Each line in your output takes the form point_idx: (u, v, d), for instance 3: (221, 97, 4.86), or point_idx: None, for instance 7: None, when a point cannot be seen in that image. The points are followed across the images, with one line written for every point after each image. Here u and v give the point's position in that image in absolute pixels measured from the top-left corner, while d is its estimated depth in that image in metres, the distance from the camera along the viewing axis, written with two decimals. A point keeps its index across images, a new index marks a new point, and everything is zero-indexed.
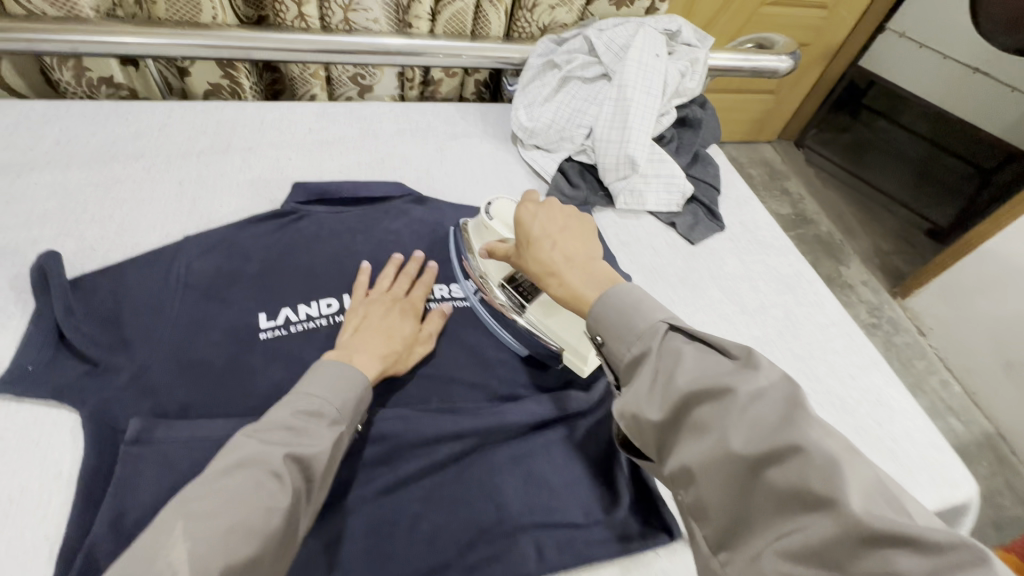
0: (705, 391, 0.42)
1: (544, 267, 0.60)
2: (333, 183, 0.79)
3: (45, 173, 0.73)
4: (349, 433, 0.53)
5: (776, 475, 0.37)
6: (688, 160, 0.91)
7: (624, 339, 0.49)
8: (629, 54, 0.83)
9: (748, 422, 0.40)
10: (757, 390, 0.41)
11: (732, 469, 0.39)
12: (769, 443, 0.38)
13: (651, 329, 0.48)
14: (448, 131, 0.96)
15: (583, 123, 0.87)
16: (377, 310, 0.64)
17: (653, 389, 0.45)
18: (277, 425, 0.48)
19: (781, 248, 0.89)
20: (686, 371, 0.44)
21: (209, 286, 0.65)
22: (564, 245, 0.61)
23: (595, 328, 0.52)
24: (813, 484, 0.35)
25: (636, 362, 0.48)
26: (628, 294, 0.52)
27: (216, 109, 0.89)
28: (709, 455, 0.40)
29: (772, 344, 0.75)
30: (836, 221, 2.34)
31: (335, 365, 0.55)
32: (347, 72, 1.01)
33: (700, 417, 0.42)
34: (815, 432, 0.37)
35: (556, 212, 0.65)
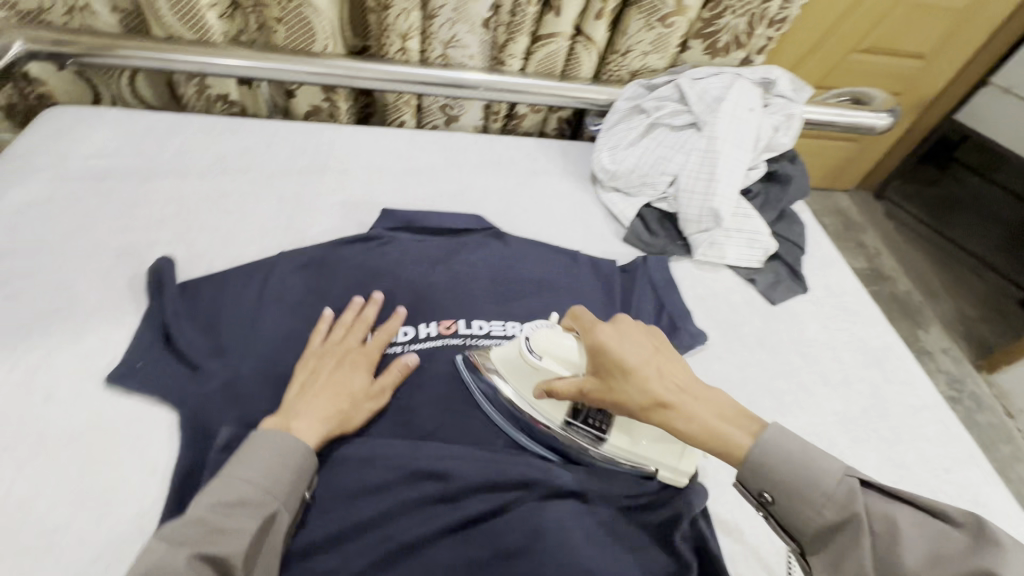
0: (824, 503, 0.47)
1: (648, 410, 0.52)
2: (418, 212, 0.82)
3: (165, 181, 0.80)
4: (280, 518, 0.51)
5: (900, 561, 0.42)
6: (774, 216, 0.88)
7: (770, 481, 0.49)
8: (721, 107, 0.82)
9: (831, 505, 0.46)
10: (827, 477, 0.47)
11: (827, 540, 0.47)
12: (842, 520, 0.46)
13: (764, 453, 0.49)
14: (529, 166, 0.97)
15: (667, 171, 0.86)
16: (320, 364, 0.62)
17: (807, 518, 0.47)
18: (194, 520, 0.46)
19: (868, 317, 0.84)
20: (816, 502, 0.47)
21: (297, 300, 0.68)
22: (664, 366, 0.54)
23: (752, 483, 0.50)
24: (907, 556, 0.42)
25: (788, 502, 0.48)
26: (787, 442, 0.49)
27: (316, 131, 0.94)
28: (836, 550, 0.46)
29: (855, 422, 0.70)
30: (916, 281, 2.18)
31: (271, 438, 0.54)
32: (438, 102, 1.05)
33: (812, 523, 0.47)
34: (878, 504, 0.46)
35: (627, 326, 0.57)
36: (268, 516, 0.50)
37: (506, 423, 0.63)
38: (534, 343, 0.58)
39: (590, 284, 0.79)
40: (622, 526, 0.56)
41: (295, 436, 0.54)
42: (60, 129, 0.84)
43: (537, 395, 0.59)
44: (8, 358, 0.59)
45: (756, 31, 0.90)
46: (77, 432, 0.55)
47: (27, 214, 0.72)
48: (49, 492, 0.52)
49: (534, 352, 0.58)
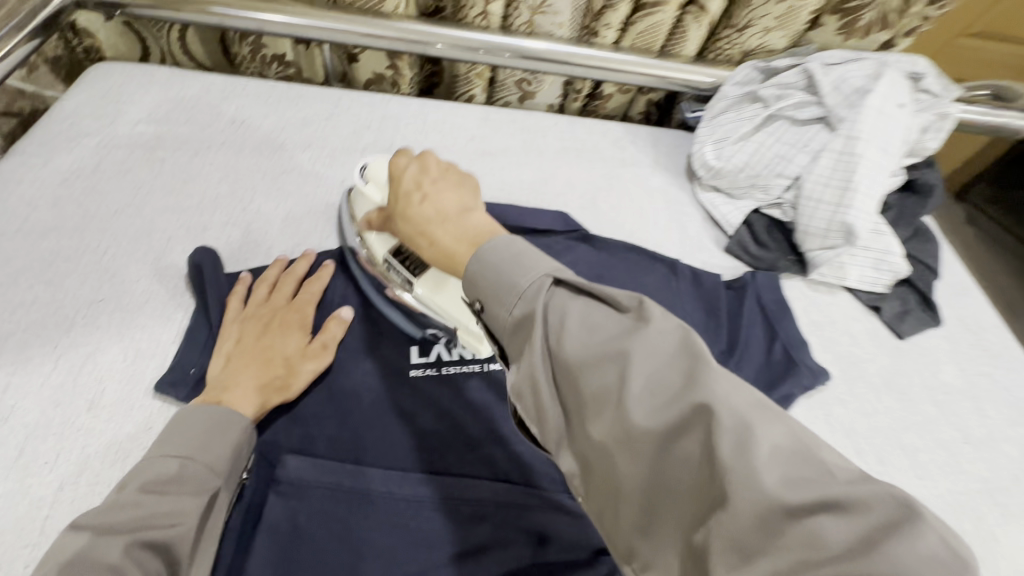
0: (601, 360, 0.34)
1: (415, 227, 0.49)
2: (497, 205, 0.71)
3: (219, 154, 0.72)
4: (224, 493, 0.46)
5: (709, 449, 0.29)
6: (907, 233, 0.75)
7: (504, 303, 0.38)
8: (867, 100, 0.68)
9: (606, 354, 0.34)
10: (675, 340, 0.33)
11: (618, 442, 0.32)
12: (670, 416, 0.31)
13: (534, 285, 0.38)
14: (617, 156, 0.86)
15: (785, 173, 0.74)
16: (252, 332, 0.55)
17: (544, 352, 0.36)
18: (124, 505, 0.41)
19: (1013, 361, 0.71)
20: (576, 334, 0.35)
21: (363, 304, 0.60)
22: (432, 194, 0.50)
23: (472, 293, 0.41)
24: (763, 473, 0.27)
25: (520, 326, 0.38)
26: (507, 247, 0.41)
27: (382, 103, 0.84)
28: (608, 417, 0.32)
29: (1004, 492, 0.59)
30: (996, 298, 1.97)
31: (189, 415, 0.47)
32: (514, 76, 0.93)
33: (604, 390, 0.33)
34: (720, 391, 0.30)
35: (432, 162, 0.53)
36: (208, 497, 0.44)
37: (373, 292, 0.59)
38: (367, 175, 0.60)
39: (691, 301, 0.68)
40: None
41: (228, 414, 0.47)
42: (107, 88, 0.76)
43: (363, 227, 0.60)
44: (50, 355, 0.52)
45: (911, 9, 0.75)
46: (120, 446, 0.48)
47: (71, 186, 0.65)
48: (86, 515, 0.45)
49: (364, 181, 0.61)
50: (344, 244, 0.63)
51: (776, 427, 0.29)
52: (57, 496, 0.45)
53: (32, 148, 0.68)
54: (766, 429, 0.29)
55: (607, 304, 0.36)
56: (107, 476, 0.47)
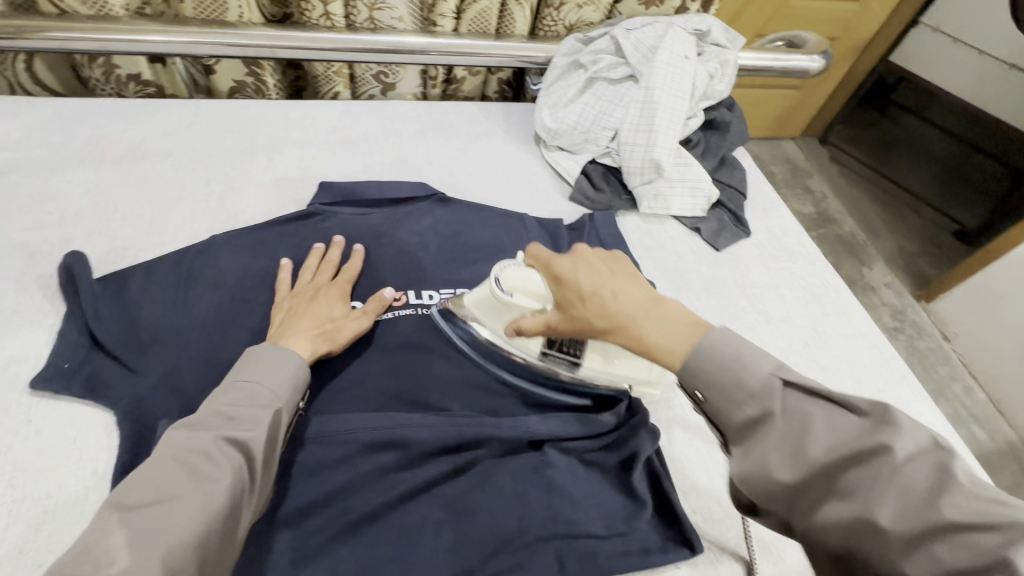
0: (846, 459, 0.39)
1: (608, 321, 0.49)
2: (358, 184, 0.79)
3: (77, 171, 0.75)
4: (290, 416, 0.52)
5: (938, 550, 0.35)
6: (715, 163, 0.90)
7: (732, 400, 0.44)
8: (657, 55, 0.82)
9: (856, 454, 0.39)
10: (904, 455, 0.38)
11: (867, 530, 0.38)
12: (823, 457, 0.40)
13: (765, 386, 0.43)
14: (471, 131, 0.95)
15: (608, 125, 0.86)
16: (303, 303, 0.63)
17: (784, 456, 0.42)
18: (215, 415, 0.49)
19: (808, 255, 0.87)
20: (821, 439, 0.41)
21: (235, 285, 0.66)
22: (620, 288, 0.51)
23: (693, 383, 0.46)
24: (946, 498, 0.36)
25: (751, 426, 0.43)
26: (725, 344, 0.46)
27: (242, 108, 0.89)
28: (851, 511, 0.39)
29: (796, 355, 0.74)
30: (859, 221, 2.21)
31: (259, 355, 0.55)
32: (371, 70, 1.00)
33: (849, 483, 0.39)
34: (906, 446, 0.38)
35: (588, 254, 0.53)
36: (274, 415, 0.51)
37: (484, 360, 0.65)
38: (503, 282, 0.59)
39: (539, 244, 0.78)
40: (583, 474, 0.58)
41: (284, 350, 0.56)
42: None
43: (509, 333, 0.58)
44: None
45: None
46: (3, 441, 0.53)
47: None
48: None
49: (506, 292, 0.58)
50: (215, 235, 0.70)
51: (924, 458, 0.38)
52: None
53: None
54: (914, 471, 0.38)
55: (847, 410, 0.42)
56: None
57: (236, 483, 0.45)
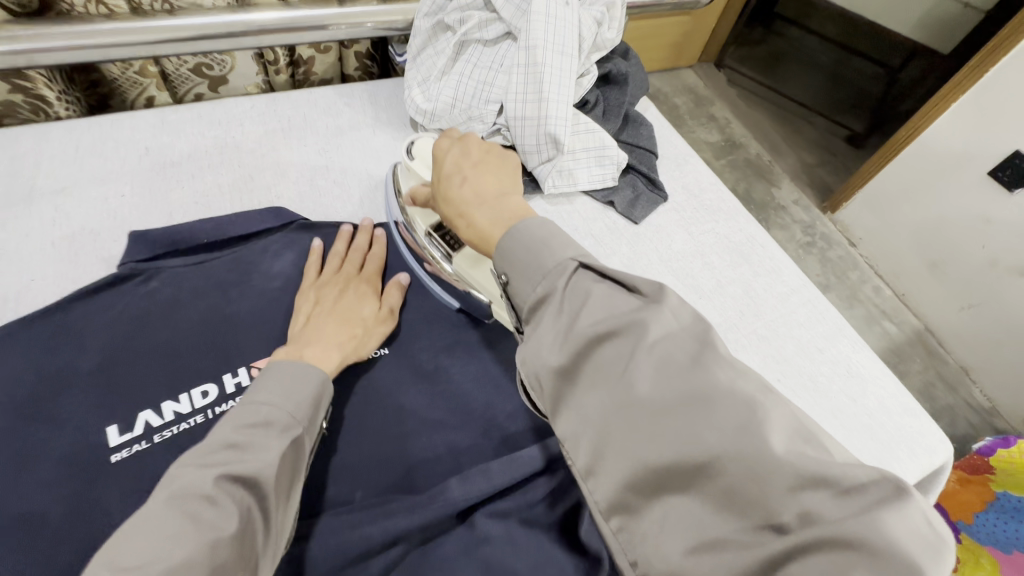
0: (606, 335, 0.36)
1: (454, 206, 0.53)
2: (187, 223, 0.61)
3: None
4: (310, 436, 0.47)
5: (713, 441, 0.31)
6: (619, 124, 0.79)
7: (530, 280, 0.41)
8: (533, 5, 0.68)
9: (619, 329, 0.36)
10: (657, 335, 0.36)
11: (622, 413, 0.34)
12: (614, 336, 0.36)
13: (558, 268, 0.40)
14: (331, 124, 0.78)
15: (492, 98, 0.73)
16: (327, 299, 0.58)
17: (557, 332, 0.38)
18: (218, 444, 0.41)
19: (729, 210, 0.81)
20: (592, 313, 0.38)
21: (29, 401, 0.49)
22: (476, 186, 0.53)
23: (501, 266, 0.44)
24: (716, 382, 0.33)
25: (539, 306, 0.40)
26: (540, 228, 0.44)
27: (7, 140, 0.66)
28: (614, 391, 0.35)
29: (733, 330, 0.68)
30: (763, 142, 2.23)
31: (286, 364, 0.48)
32: (187, 62, 0.79)
33: (607, 365, 0.36)
34: (723, 378, 0.33)
35: (473, 146, 0.57)
36: (294, 439, 0.44)
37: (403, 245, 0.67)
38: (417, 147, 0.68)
39: None
40: (525, 538, 0.48)
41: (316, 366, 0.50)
42: None
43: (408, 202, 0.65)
44: None
45: None
46: None
47: None
48: None
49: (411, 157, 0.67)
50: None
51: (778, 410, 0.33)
52: None
53: None
54: (775, 415, 0.32)
55: (626, 290, 0.39)
56: None
57: (245, 533, 0.38)
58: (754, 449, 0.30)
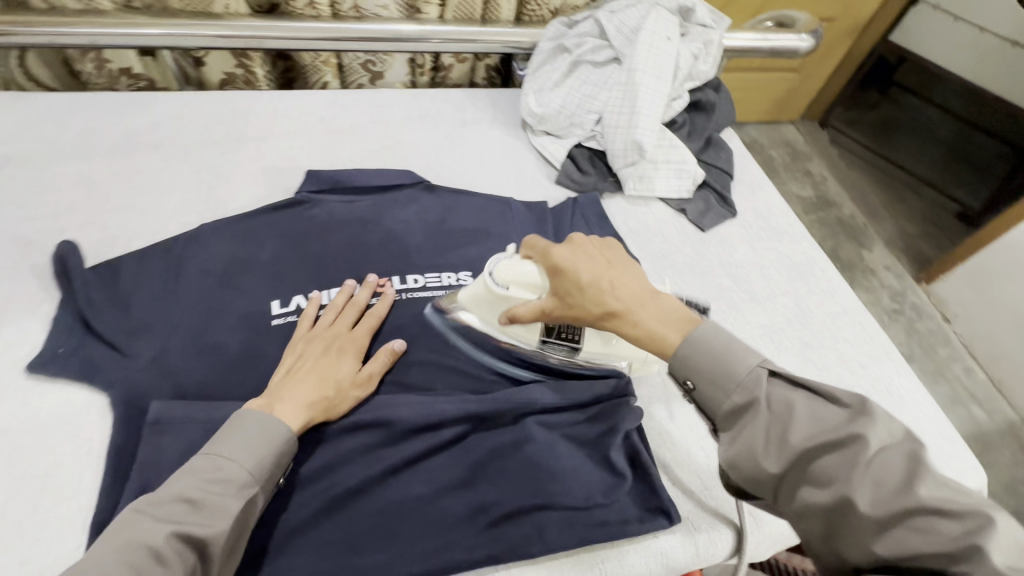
0: (822, 445, 0.41)
1: (603, 314, 0.51)
2: (345, 171, 0.80)
3: (69, 165, 0.76)
4: (263, 496, 0.48)
5: (904, 534, 0.37)
6: (700, 145, 0.90)
7: (723, 388, 0.46)
8: (640, 37, 0.82)
9: (835, 442, 0.41)
10: (873, 443, 0.40)
11: (835, 509, 0.40)
12: (815, 435, 0.42)
13: (752, 375, 0.45)
14: (458, 118, 0.96)
15: (592, 109, 0.87)
16: (309, 361, 0.58)
17: (769, 442, 0.43)
18: (177, 497, 0.44)
19: (794, 234, 0.88)
20: (800, 428, 0.43)
21: (225, 272, 0.68)
22: (618, 282, 0.52)
23: (689, 373, 0.48)
24: (914, 479, 0.38)
25: (741, 412, 0.45)
26: (716, 335, 0.48)
27: (230, 99, 0.90)
28: (833, 496, 0.40)
29: (779, 333, 0.74)
30: (860, 204, 2.18)
31: (254, 418, 0.50)
32: (359, 58, 1.01)
33: (823, 467, 0.41)
34: (922, 477, 0.38)
35: (593, 248, 0.55)
36: (247, 499, 0.47)
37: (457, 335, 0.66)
38: (498, 276, 0.59)
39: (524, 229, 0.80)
40: (563, 448, 0.58)
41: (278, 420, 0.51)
42: None
43: (504, 321, 0.59)
44: None
45: None
46: None
47: None
48: None
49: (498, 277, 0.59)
50: (205, 223, 0.71)
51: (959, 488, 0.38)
52: None
53: None
54: (935, 479, 0.38)
55: (829, 401, 0.43)
56: None
57: None
58: (903, 494, 0.37)
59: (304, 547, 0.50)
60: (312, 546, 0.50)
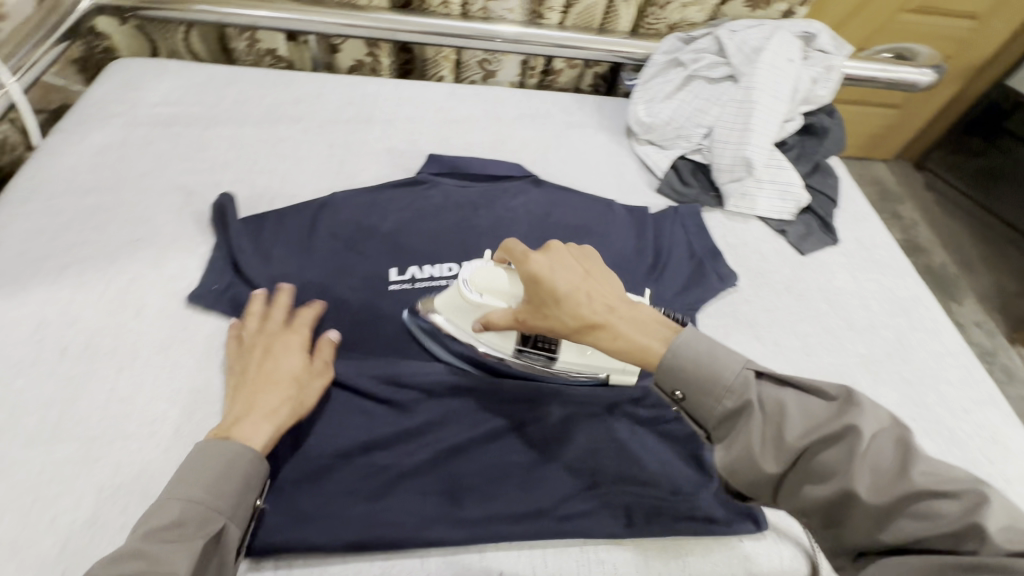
0: (820, 439, 0.43)
1: (579, 325, 0.50)
2: (462, 158, 0.85)
3: (224, 128, 0.86)
4: (232, 527, 0.47)
5: (903, 522, 0.40)
6: (808, 168, 0.90)
7: (714, 394, 0.47)
8: (761, 57, 0.83)
9: (831, 435, 0.43)
10: (870, 435, 0.43)
11: (842, 502, 0.42)
12: (813, 431, 0.44)
13: (740, 378, 0.47)
14: (565, 120, 1.00)
15: (702, 123, 0.89)
16: (266, 370, 0.56)
17: (766, 443, 0.45)
18: (131, 553, 0.42)
19: (899, 269, 0.85)
20: (794, 427, 0.44)
21: (351, 236, 0.74)
22: (594, 291, 0.53)
23: (678, 384, 0.48)
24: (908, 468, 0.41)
25: (735, 417, 0.46)
26: (700, 340, 0.49)
27: (360, 84, 0.98)
28: (833, 490, 0.42)
29: (877, 365, 0.73)
30: (954, 253, 2.06)
31: (208, 450, 0.49)
32: (477, 56, 1.07)
33: (824, 462, 0.43)
34: (915, 462, 0.41)
35: (570, 258, 0.56)
36: (212, 534, 0.46)
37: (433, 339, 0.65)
38: (470, 281, 0.60)
39: (624, 229, 0.82)
40: (653, 443, 0.60)
41: (244, 443, 0.50)
42: (127, 80, 0.89)
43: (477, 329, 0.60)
44: (104, 278, 0.66)
45: None
46: (134, 347, 0.61)
47: (106, 155, 0.78)
48: (127, 394, 0.57)
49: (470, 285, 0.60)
50: (334, 192, 0.78)
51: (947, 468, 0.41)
52: (119, 375, 0.58)
53: (71, 126, 0.81)
54: (928, 462, 0.41)
55: (815, 395, 0.46)
56: (116, 372, 0.59)
57: None
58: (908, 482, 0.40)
59: (413, 490, 0.54)
60: (419, 491, 0.54)
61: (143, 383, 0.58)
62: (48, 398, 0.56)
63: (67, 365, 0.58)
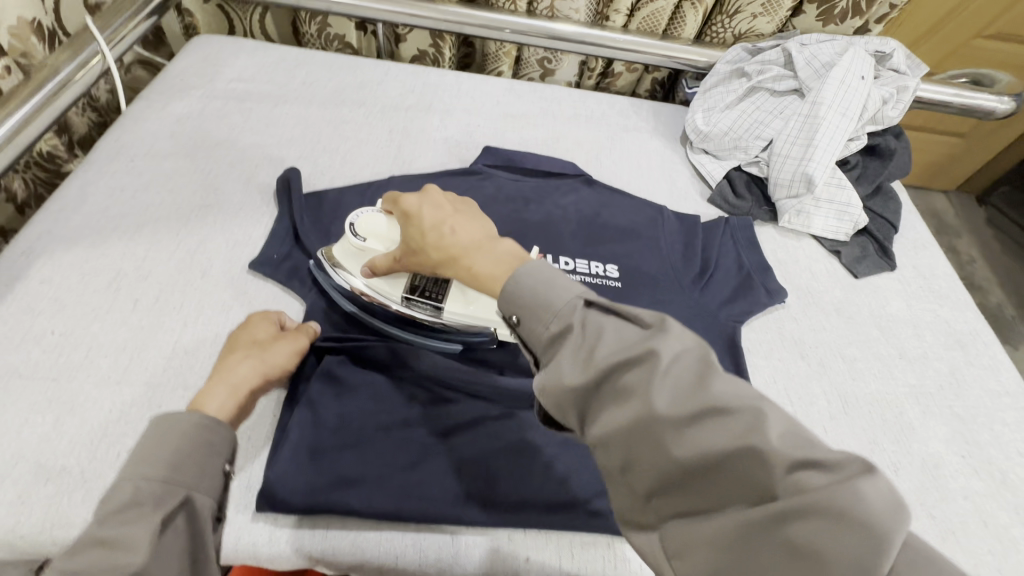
0: (624, 363, 0.39)
1: (443, 257, 0.54)
2: (517, 152, 0.86)
3: (292, 106, 0.89)
4: (197, 496, 0.46)
5: (699, 436, 0.36)
6: (869, 190, 0.87)
7: (542, 317, 0.45)
8: (831, 72, 0.81)
9: (633, 357, 0.39)
10: (670, 359, 0.39)
11: (642, 431, 0.38)
12: (638, 359, 0.39)
13: (568, 306, 0.44)
14: (620, 123, 1.00)
15: (762, 136, 0.87)
16: (224, 352, 0.57)
17: (577, 360, 0.42)
18: (91, 539, 0.42)
19: (958, 301, 0.82)
20: (607, 347, 0.41)
21: None
22: (457, 225, 0.55)
23: (513, 307, 0.47)
24: (713, 390, 0.37)
25: (557, 340, 0.43)
26: (540, 271, 0.47)
27: (423, 74, 1.00)
28: (631, 411, 0.38)
29: (927, 397, 0.70)
30: (1013, 295, 1.95)
31: (164, 424, 0.48)
32: (538, 54, 1.08)
33: (627, 386, 0.39)
34: (727, 390, 0.37)
35: (438, 198, 0.59)
36: (174, 507, 0.45)
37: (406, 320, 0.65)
38: (357, 227, 0.63)
39: (673, 235, 0.81)
40: None
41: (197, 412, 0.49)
42: (207, 55, 0.94)
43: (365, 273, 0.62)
44: (175, 238, 0.70)
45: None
46: (198, 305, 0.64)
47: (183, 123, 0.83)
48: (189, 348, 0.61)
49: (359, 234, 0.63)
50: (391, 175, 0.80)
51: (774, 410, 0.36)
52: (183, 329, 0.62)
53: (155, 95, 0.86)
54: (774, 413, 0.36)
55: (636, 323, 0.42)
56: (181, 326, 0.62)
57: None
58: (753, 428, 0.35)
59: (448, 468, 0.55)
60: (454, 470, 0.55)
61: (205, 340, 0.62)
62: (119, 344, 0.60)
63: (138, 315, 0.62)
